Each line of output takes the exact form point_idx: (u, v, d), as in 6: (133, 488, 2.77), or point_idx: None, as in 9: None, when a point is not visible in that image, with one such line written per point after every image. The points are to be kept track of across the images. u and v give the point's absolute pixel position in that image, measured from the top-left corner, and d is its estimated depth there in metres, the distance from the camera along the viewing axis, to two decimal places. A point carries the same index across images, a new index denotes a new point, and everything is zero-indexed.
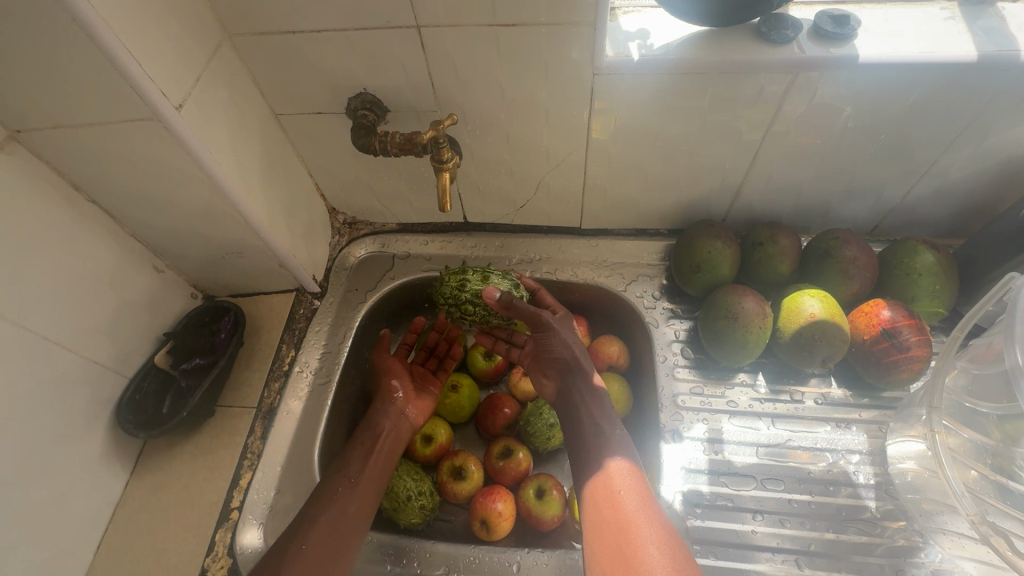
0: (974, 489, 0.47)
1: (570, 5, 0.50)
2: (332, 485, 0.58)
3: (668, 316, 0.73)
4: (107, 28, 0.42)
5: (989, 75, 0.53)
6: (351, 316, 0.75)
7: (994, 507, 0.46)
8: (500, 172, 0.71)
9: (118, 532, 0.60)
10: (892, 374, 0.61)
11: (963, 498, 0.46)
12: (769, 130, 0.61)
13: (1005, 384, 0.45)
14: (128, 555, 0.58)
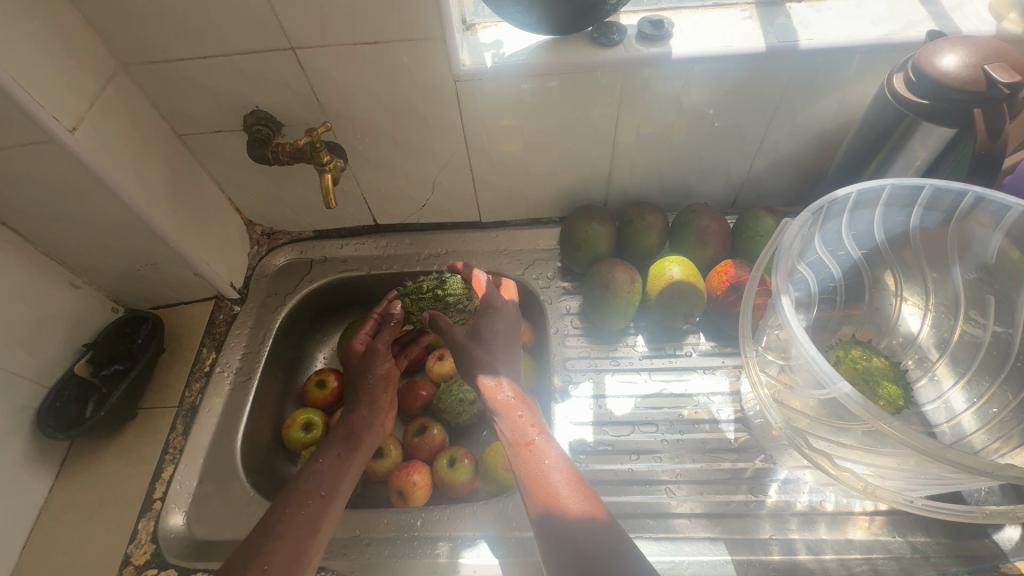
0: (780, 400, 0.57)
1: (419, 23, 0.58)
2: (302, 487, 0.58)
3: (561, 292, 0.82)
4: None
5: (780, 62, 0.63)
6: (271, 318, 0.81)
7: (792, 412, 0.56)
8: (396, 175, 0.78)
9: (45, 531, 0.63)
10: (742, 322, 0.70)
11: (771, 410, 0.56)
12: (620, 120, 0.71)
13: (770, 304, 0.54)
14: (55, 550, 0.62)
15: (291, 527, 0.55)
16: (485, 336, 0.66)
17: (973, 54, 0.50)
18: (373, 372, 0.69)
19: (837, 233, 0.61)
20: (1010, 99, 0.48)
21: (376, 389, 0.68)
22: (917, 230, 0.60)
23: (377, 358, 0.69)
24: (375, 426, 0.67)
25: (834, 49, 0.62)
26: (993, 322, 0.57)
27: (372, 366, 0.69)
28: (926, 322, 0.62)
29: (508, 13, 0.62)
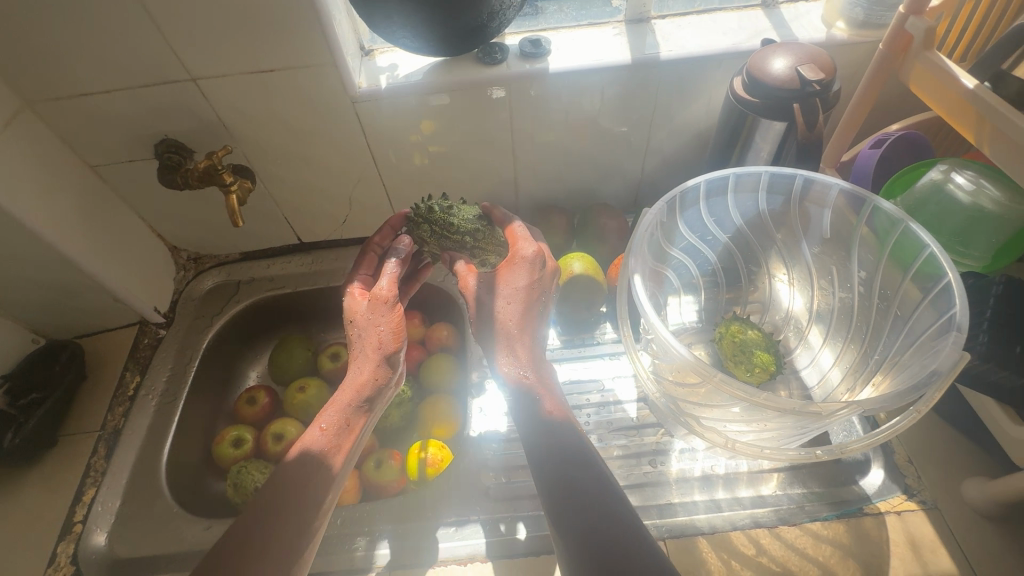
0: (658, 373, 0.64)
1: (310, 51, 0.63)
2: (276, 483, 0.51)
3: None
4: None
5: (647, 72, 0.70)
6: (198, 339, 0.83)
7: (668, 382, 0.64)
8: (313, 193, 0.82)
9: None
10: None
11: (648, 381, 0.61)
12: (515, 131, 0.77)
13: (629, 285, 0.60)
14: None
15: (276, 535, 0.48)
16: (507, 299, 0.57)
17: (792, 58, 0.58)
18: (378, 323, 0.57)
19: (700, 219, 0.68)
20: (821, 93, 0.56)
21: (384, 345, 0.56)
22: (767, 212, 0.66)
23: (392, 311, 0.58)
24: (387, 387, 0.57)
25: (691, 58, 0.69)
26: (839, 288, 0.64)
27: (377, 316, 0.58)
28: (801, 293, 0.67)
29: (397, 39, 0.68)
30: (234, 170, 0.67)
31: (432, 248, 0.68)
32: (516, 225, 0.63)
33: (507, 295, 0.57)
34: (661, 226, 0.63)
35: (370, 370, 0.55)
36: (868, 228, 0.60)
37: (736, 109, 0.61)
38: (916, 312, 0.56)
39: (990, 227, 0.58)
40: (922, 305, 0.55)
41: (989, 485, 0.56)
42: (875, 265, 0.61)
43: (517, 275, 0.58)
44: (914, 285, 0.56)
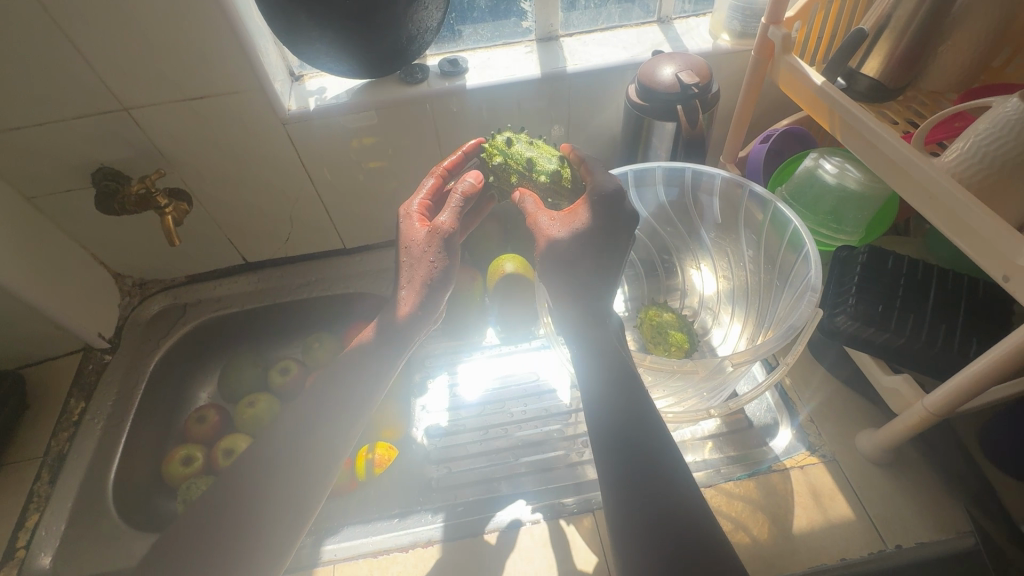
0: None
1: (237, 78, 0.68)
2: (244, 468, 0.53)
3: None
4: None
5: (557, 84, 0.77)
6: (144, 362, 0.84)
7: None
8: (254, 213, 0.85)
9: None
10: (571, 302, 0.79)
11: None
12: (443, 144, 0.82)
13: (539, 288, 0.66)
14: None
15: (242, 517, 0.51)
16: (574, 237, 0.53)
17: (674, 66, 0.66)
18: (431, 255, 0.57)
19: None
20: (701, 95, 0.64)
21: (433, 279, 0.57)
22: (665, 204, 0.72)
23: (444, 248, 0.57)
24: (426, 320, 0.59)
25: (596, 70, 0.76)
26: (736, 266, 0.70)
27: (432, 248, 0.58)
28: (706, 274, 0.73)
29: (322, 64, 0.73)
30: (169, 193, 0.71)
31: (502, 183, 0.65)
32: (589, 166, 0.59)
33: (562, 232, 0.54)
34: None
35: (411, 301, 0.57)
36: (750, 208, 0.66)
37: (633, 114, 0.68)
38: (793, 274, 0.61)
39: (858, 205, 0.66)
40: (796, 271, 0.60)
41: (875, 434, 0.62)
42: (760, 241, 0.67)
43: (585, 213, 0.54)
44: (789, 254, 0.62)
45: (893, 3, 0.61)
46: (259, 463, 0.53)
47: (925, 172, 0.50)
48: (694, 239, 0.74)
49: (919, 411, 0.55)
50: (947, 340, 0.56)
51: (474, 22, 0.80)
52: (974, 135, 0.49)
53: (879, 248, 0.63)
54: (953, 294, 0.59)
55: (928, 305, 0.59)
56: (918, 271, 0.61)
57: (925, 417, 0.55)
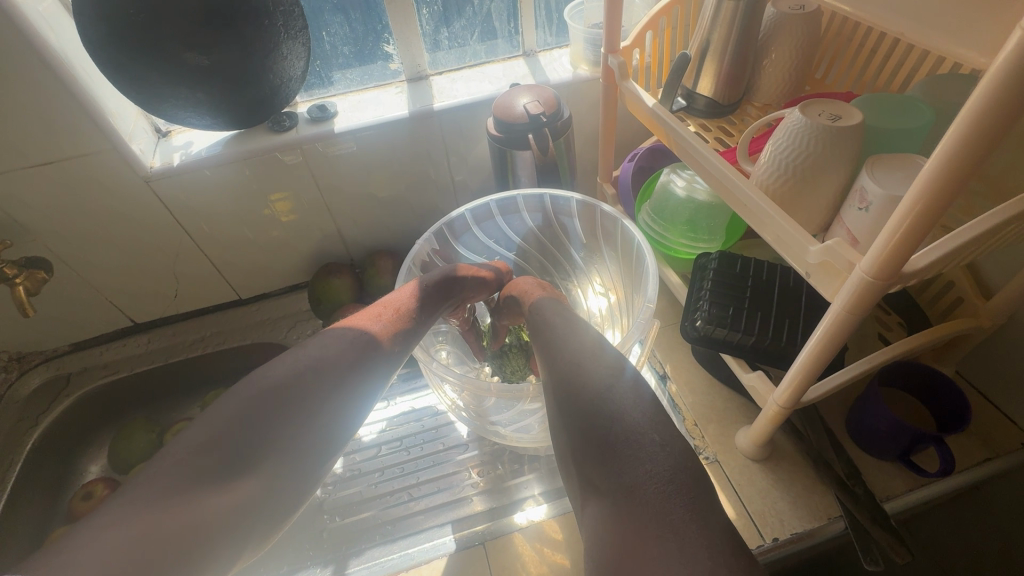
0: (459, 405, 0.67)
1: (87, 140, 0.67)
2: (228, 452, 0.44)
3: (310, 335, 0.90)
4: None
5: (427, 121, 0.79)
6: (20, 442, 0.79)
7: (472, 410, 0.66)
8: (135, 273, 0.83)
9: None
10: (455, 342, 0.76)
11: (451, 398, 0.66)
12: (322, 187, 0.82)
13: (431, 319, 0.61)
14: None
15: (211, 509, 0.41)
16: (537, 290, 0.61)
17: (526, 98, 0.69)
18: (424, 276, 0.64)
19: (482, 245, 0.74)
20: (550, 123, 0.67)
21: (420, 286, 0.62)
22: (534, 232, 0.74)
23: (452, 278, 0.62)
24: (409, 331, 0.57)
25: (463, 106, 0.79)
26: (611, 282, 0.73)
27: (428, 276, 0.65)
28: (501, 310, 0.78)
29: (183, 120, 0.72)
30: (19, 264, 0.68)
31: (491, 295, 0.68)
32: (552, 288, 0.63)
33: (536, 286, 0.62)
34: (426, 262, 0.68)
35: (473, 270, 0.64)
36: (607, 229, 0.69)
37: (494, 147, 0.70)
38: (643, 283, 0.63)
39: (708, 214, 0.70)
40: (643, 281, 0.62)
41: (749, 431, 0.65)
42: (619, 254, 0.70)
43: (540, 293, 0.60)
44: (638, 266, 0.65)
45: (708, 29, 0.66)
46: (250, 444, 0.45)
47: (739, 186, 0.52)
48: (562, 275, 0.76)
49: (772, 406, 0.57)
50: (789, 334, 0.60)
51: (341, 68, 0.82)
52: (773, 146, 0.51)
53: (729, 254, 0.67)
54: (792, 291, 0.64)
55: (771, 306, 0.62)
56: (762, 272, 0.65)
57: (778, 411, 0.57)
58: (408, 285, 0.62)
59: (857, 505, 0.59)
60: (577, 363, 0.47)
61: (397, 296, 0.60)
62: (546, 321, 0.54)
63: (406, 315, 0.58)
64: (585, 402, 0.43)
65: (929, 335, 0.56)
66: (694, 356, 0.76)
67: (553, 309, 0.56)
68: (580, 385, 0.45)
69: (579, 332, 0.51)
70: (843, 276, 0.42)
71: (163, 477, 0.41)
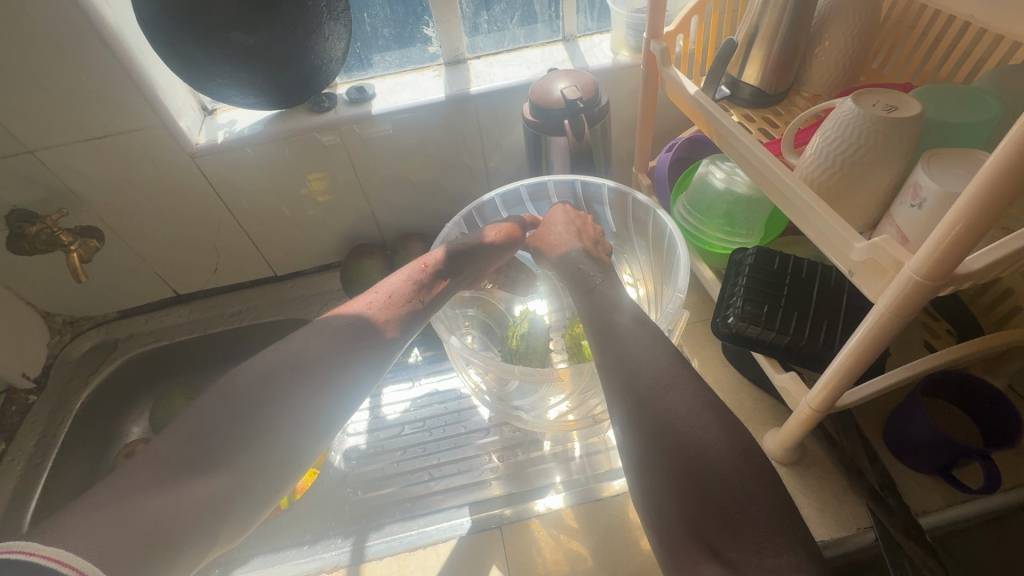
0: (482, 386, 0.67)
1: (138, 116, 0.69)
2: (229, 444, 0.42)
3: None
4: None
5: (463, 106, 0.79)
6: (71, 400, 0.84)
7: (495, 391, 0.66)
8: (178, 246, 0.86)
9: None
10: (481, 322, 0.77)
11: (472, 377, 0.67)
12: (358, 169, 0.83)
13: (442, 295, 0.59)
14: None
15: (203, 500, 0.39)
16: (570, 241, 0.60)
17: (564, 83, 0.68)
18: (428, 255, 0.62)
19: None
20: (587, 109, 0.66)
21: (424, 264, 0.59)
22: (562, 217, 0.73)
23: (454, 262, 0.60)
24: (416, 306, 0.56)
25: (500, 90, 0.78)
26: (643, 271, 0.71)
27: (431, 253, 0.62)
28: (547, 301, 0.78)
29: (228, 98, 0.74)
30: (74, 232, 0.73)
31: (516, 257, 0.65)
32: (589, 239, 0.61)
33: (569, 229, 0.61)
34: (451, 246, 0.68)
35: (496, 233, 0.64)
36: (639, 217, 0.68)
37: (529, 132, 0.70)
38: (674, 274, 0.61)
39: (747, 208, 0.67)
40: (673, 272, 0.60)
41: (778, 433, 0.63)
42: (651, 244, 0.68)
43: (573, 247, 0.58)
44: (669, 256, 0.63)
45: (756, 14, 0.63)
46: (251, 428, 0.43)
47: (782, 178, 0.50)
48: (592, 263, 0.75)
49: (805, 409, 0.55)
50: (826, 337, 0.58)
51: (381, 51, 0.82)
52: (821, 137, 0.49)
53: (767, 249, 0.65)
54: (833, 291, 0.61)
55: (808, 306, 0.60)
56: (802, 271, 0.63)
57: (810, 414, 0.55)
58: (405, 269, 0.59)
59: (892, 519, 0.57)
60: (634, 346, 0.43)
61: (396, 281, 0.58)
62: (595, 304, 0.50)
63: (398, 301, 0.55)
64: (649, 387, 0.40)
65: (979, 343, 0.53)
66: (726, 355, 0.74)
67: (603, 287, 0.52)
68: (685, 430, 0.37)
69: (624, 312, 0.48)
70: (890, 276, 0.40)
71: (166, 456, 0.39)
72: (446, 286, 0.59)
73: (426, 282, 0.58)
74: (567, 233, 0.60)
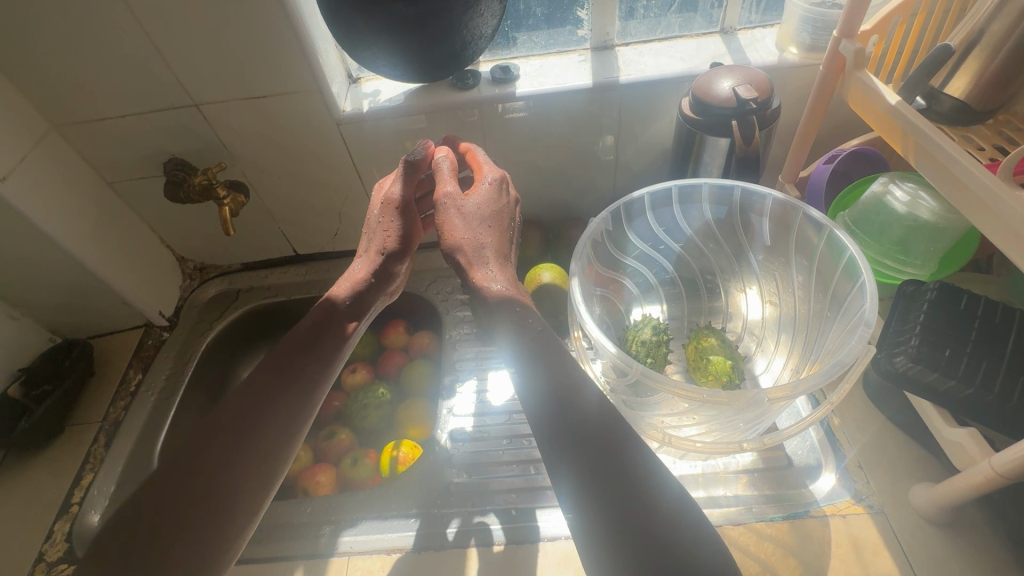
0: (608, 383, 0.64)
1: (296, 78, 0.71)
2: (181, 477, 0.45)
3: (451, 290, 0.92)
4: None
5: (608, 94, 0.75)
6: (198, 341, 0.89)
7: (628, 399, 0.64)
8: (306, 208, 0.89)
9: None
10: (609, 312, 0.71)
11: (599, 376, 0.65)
12: (489, 150, 0.82)
13: (351, 332, 0.57)
14: None
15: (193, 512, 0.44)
16: (477, 230, 0.54)
17: (733, 79, 0.62)
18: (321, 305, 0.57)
19: (652, 230, 0.71)
20: (759, 110, 0.60)
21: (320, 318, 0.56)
22: (710, 224, 0.69)
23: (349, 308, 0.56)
24: (330, 355, 0.55)
25: (650, 81, 0.74)
26: (787, 292, 0.67)
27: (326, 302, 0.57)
28: (664, 309, 0.73)
29: (378, 68, 0.75)
30: (227, 186, 0.78)
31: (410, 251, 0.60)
32: (493, 219, 0.55)
33: (476, 220, 0.55)
34: (596, 240, 0.66)
35: (379, 242, 0.58)
36: (804, 234, 0.64)
37: (684, 127, 0.66)
38: (847, 304, 0.58)
39: (930, 237, 0.60)
40: (853, 300, 0.56)
41: (932, 490, 0.57)
42: (812, 265, 0.64)
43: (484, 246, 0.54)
44: (844, 282, 0.59)
45: (986, 17, 0.56)
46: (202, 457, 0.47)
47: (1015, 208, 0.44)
48: (732, 275, 0.72)
49: (983, 470, 0.48)
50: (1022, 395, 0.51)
51: (529, 30, 0.80)
52: None
53: (951, 287, 0.58)
54: None
55: (1002, 358, 0.53)
56: (994, 317, 0.56)
57: (989, 477, 0.48)
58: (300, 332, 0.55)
59: None
60: (598, 437, 0.41)
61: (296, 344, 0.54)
62: (544, 379, 0.45)
63: (303, 357, 0.54)
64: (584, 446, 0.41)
65: None
66: (871, 393, 0.67)
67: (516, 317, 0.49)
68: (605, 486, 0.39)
69: (574, 387, 0.44)
70: None
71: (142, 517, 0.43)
72: (357, 325, 0.57)
73: (326, 338, 0.55)
74: (475, 226, 0.55)
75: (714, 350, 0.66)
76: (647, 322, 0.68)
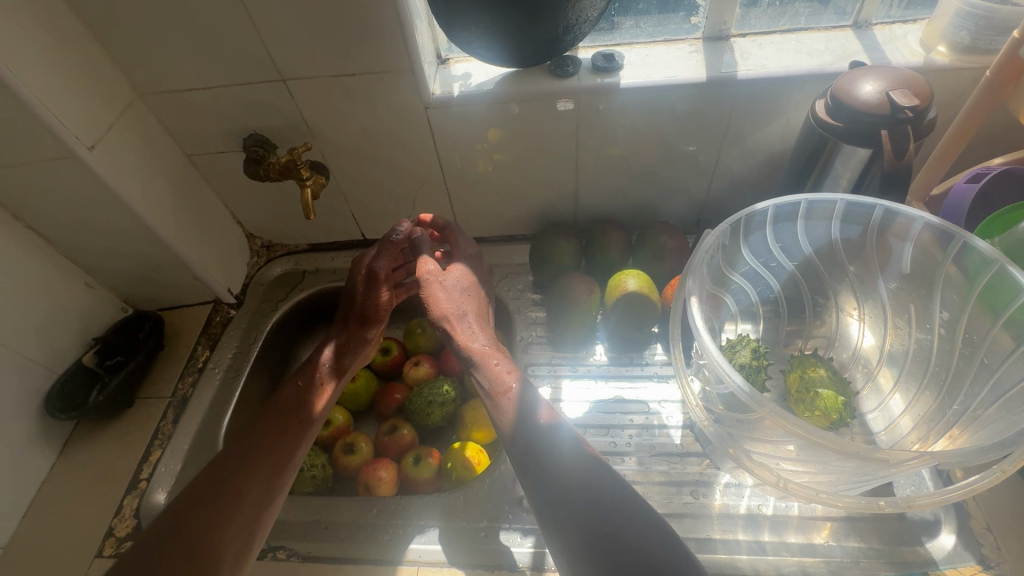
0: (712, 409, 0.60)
1: (389, 57, 0.66)
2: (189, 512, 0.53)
3: (523, 288, 0.87)
4: (43, 104, 0.60)
5: (722, 90, 0.68)
6: (263, 322, 0.88)
7: (732, 430, 0.59)
8: (380, 193, 0.85)
9: (53, 491, 0.73)
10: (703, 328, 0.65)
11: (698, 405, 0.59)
12: (580, 143, 0.76)
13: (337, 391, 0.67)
14: (61, 511, 0.71)
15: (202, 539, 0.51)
16: (456, 302, 0.65)
17: (883, 82, 0.55)
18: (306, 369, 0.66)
19: (766, 245, 0.65)
20: (914, 121, 0.53)
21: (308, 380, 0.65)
22: (840, 243, 0.63)
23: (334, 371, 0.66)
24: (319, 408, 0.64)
25: (772, 78, 0.66)
26: (916, 329, 0.61)
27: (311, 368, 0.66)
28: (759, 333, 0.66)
29: (472, 49, 0.69)
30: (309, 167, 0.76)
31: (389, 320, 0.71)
32: (468, 294, 0.67)
33: (455, 290, 0.66)
34: (710, 252, 0.60)
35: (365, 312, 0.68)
36: (956, 267, 0.56)
37: (816, 133, 0.58)
38: (1007, 361, 0.52)
39: None
40: None
41: None
42: (961, 303, 0.57)
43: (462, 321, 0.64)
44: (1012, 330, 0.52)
45: None
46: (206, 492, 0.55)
47: None
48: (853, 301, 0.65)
49: None
50: None
51: (636, 15, 0.74)
52: None
53: None
54: None
55: None
56: None
57: None
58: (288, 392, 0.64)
59: None
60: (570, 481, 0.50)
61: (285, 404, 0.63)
62: (532, 441, 0.54)
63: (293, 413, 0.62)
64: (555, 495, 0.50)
65: None
66: None
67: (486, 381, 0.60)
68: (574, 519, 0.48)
69: (556, 447, 0.53)
70: None
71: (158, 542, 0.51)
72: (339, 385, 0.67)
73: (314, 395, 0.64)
74: (457, 296, 0.66)
75: (820, 381, 0.59)
76: (747, 344, 0.62)
